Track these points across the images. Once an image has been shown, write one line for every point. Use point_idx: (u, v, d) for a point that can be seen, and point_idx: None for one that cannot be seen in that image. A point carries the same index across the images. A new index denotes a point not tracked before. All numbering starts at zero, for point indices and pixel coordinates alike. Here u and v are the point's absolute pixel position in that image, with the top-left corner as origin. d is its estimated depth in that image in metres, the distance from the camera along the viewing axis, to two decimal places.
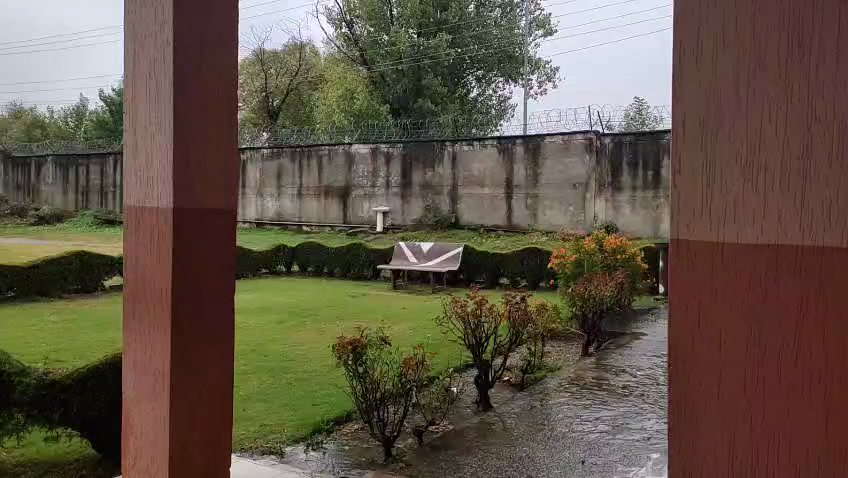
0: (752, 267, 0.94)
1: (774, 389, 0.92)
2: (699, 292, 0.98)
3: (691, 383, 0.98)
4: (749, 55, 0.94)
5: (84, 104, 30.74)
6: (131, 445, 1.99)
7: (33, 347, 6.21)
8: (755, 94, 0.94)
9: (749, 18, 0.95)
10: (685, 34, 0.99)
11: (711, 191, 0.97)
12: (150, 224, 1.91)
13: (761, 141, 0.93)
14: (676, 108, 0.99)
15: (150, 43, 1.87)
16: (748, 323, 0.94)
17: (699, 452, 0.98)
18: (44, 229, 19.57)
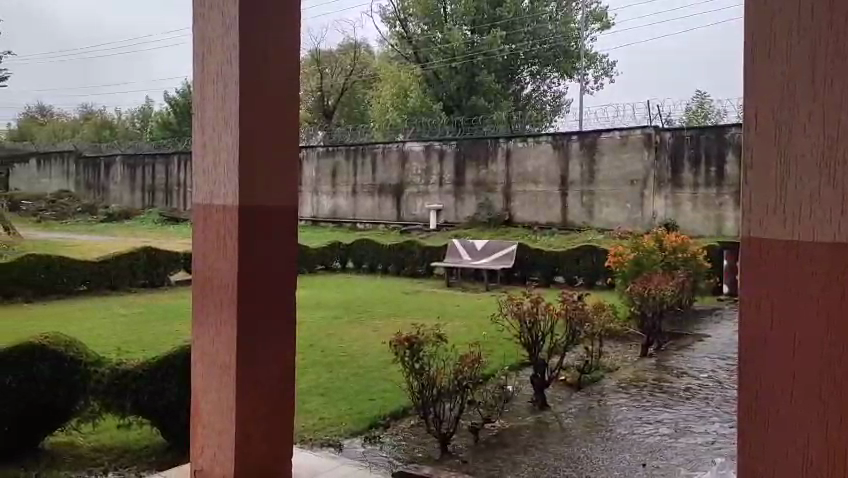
0: (815, 253, 1.34)
1: (828, 337, 1.32)
2: (772, 269, 1.38)
3: (762, 336, 1.39)
4: (822, 101, 1.32)
5: (150, 106, 32.02)
6: (201, 413, 2.29)
7: (105, 338, 6.54)
8: (825, 128, 1.32)
9: (821, 72, 1.32)
10: (769, 79, 1.37)
11: (788, 197, 1.36)
12: (219, 217, 2.20)
13: (832, 160, 1.31)
14: (762, 137, 1.38)
15: (218, 51, 2.16)
16: (812, 294, 1.34)
17: (765, 387, 1.38)
18: (114, 226, 20.53)
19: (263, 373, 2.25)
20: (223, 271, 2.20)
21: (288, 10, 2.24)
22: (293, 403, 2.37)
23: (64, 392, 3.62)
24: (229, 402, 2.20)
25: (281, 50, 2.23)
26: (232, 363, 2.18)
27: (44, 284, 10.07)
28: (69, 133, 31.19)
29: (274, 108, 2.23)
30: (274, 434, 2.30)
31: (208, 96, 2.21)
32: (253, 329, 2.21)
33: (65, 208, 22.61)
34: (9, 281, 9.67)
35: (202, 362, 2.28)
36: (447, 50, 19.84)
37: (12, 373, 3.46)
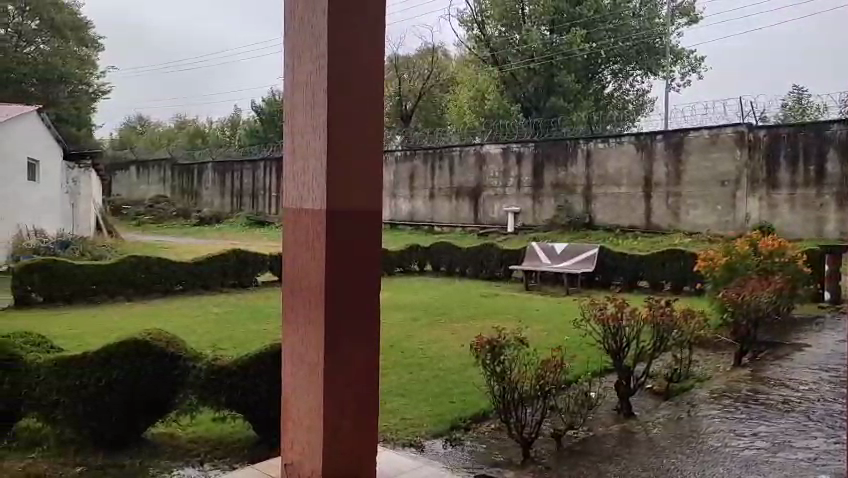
0: None
1: None
2: None
3: None
4: None
5: (238, 114, 33.48)
6: (291, 409, 2.40)
7: (199, 335, 6.91)
8: None
9: None
10: None
11: None
12: (306, 221, 2.29)
13: None
14: None
15: (307, 59, 2.25)
16: None
17: None
18: (205, 229, 21.64)
19: (350, 372, 2.31)
20: (311, 272, 2.28)
21: (373, 16, 2.30)
22: (378, 402, 2.42)
23: (166, 385, 3.86)
24: (315, 400, 2.27)
25: (366, 55, 2.29)
26: (320, 362, 2.25)
27: (144, 284, 10.74)
28: (166, 142, 33.22)
29: (361, 112, 2.30)
30: (359, 434, 2.36)
31: (298, 103, 2.31)
32: (343, 329, 2.28)
33: (161, 212, 24.09)
34: (113, 281, 10.38)
35: (293, 361, 2.38)
36: (525, 51, 19.49)
37: (120, 366, 3.73)
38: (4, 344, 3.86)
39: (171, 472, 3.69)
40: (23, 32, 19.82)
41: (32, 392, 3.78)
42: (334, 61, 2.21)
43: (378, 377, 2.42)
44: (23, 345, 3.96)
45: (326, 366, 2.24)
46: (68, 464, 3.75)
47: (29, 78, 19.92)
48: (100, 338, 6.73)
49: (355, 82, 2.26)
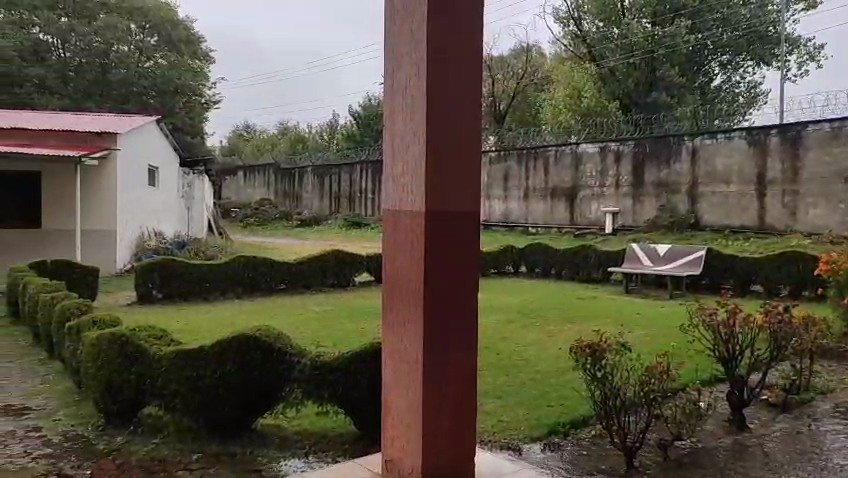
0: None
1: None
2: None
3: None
4: None
5: (336, 119, 34.54)
6: (392, 406, 2.45)
7: (302, 332, 7.21)
8: None
9: None
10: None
11: None
12: (405, 223, 2.33)
13: None
14: None
15: (406, 62, 2.30)
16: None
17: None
18: (306, 230, 22.53)
19: (449, 371, 2.32)
20: (410, 272, 2.32)
21: (474, 16, 2.30)
22: (476, 403, 2.41)
23: (273, 379, 4.06)
24: (415, 401, 2.31)
25: (462, 58, 2.29)
26: (419, 362, 2.29)
27: (250, 282, 11.31)
28: (269, 148, 34.83)
29: (460, 112, 2.30)
30: (458, 436, 2.37)
31: (397, 108, 2.36)
32: (441, 330, 2.30)
33: (265, 214, 25.30)
34: (223, 279, 11.01)
35: (392, 358, 2.44)
36: (624, 45, 18.76)
37: (232, 360, 3.97)
38: (129, 336, 4.19)
39: (279, 462, 3.87)
40: (144, 48, 21.92)
41: (155, 382, 4.09)
42: (433, 65, 2.23)
43: (477, 380, 2.41)
44: (147, 338, 4.28)
45: (425, 369, 2.27)
46: (186, 450, 4.02)
47: (146, 93, 21.56)
48: (213, 333, 7.14)
49: (452, 85, 2.27)
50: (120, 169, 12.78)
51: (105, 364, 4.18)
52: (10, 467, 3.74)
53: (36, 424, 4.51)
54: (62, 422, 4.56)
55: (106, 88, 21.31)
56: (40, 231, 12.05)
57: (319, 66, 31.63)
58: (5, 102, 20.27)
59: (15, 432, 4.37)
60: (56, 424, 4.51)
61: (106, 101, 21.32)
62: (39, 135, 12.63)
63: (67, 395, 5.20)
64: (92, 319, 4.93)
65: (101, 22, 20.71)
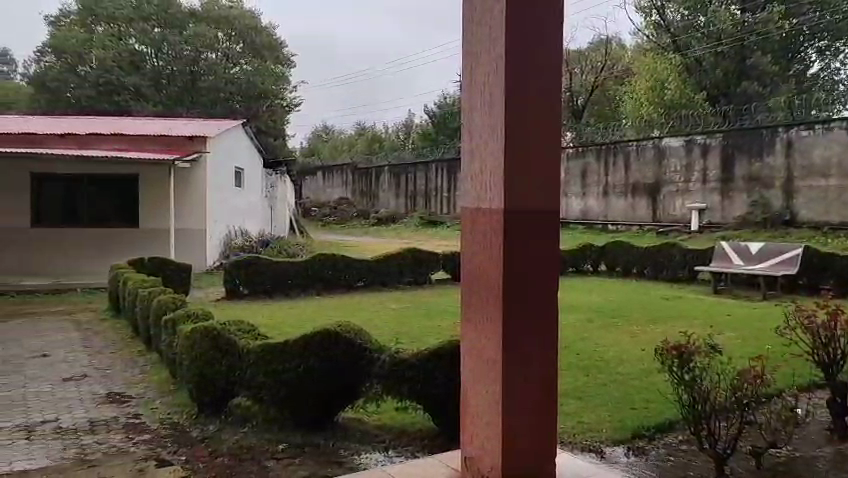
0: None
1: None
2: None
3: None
4: None
5: (411, 118, 34.80)
6: (471, 406, 2.46)
7: (380, 329, 7.34)
8: None
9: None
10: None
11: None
12: (483, 222, 2.34)
13: None
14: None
15: (485, 59, 2.29)
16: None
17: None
18: (383, 229, 22.89)
19: (529, 371, 2.30)
20: (490, 272, 2.31)
21: (554, 11, 2.26)
22: (557, 404, 2.38)
23: (354, 374, 4.17)
24: (493, 400, 2.31)
25: (541, 55, 2.26)
26: (498, 362, 2.28)
27: (330, 280, 11.61)
28: (347, 148, 35.52)
29: (539, 110, 2.28)
30: (537, 439, 2.34)
31: (476, 107, 2.36)
32: (522, 326, 2.28)
33: (344, 214, 25.95)
34: (305, 276, 11.36)
35: (471, 356, 2.44)
36: (712, 33, 17.87)
37: (315, 355, 4.10)
38: (220, 331, 4.40)
39: (361, 455, 3.97)
40: (231, 55, 22.94)
41: (244, 374, 4.28)
42: (512, 62, 2.22)
43: (557, 382, 2.37)
44: (236, 333, 4.49)
45: (504, 369, 2.26)
46: (273, 440, 4.19)
47: (232, 98, 22.52)
48: (296, 328, 7.39)
49: (531, 82, 2.24)
50: (210, 171, 13.45)
51: (198, 357, 4.40)
52: (114, 451, 4.02)
53: (137, 412, 4.82)
54: (160, 410, 4.85)
55: (195, 94, 22.45)
56: (141, 230, 12.89)
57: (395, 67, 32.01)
58: (107, 110, 21.80)
59: (119, 418, 4.68)
60: (155, 412, 4.81)
61: (195, 107, 22.46)
62: (138, 140, 13.49)
63: (164, 383, 5.53)
64: (187, 313, 5.22)
65: (191, 32, 22.13)
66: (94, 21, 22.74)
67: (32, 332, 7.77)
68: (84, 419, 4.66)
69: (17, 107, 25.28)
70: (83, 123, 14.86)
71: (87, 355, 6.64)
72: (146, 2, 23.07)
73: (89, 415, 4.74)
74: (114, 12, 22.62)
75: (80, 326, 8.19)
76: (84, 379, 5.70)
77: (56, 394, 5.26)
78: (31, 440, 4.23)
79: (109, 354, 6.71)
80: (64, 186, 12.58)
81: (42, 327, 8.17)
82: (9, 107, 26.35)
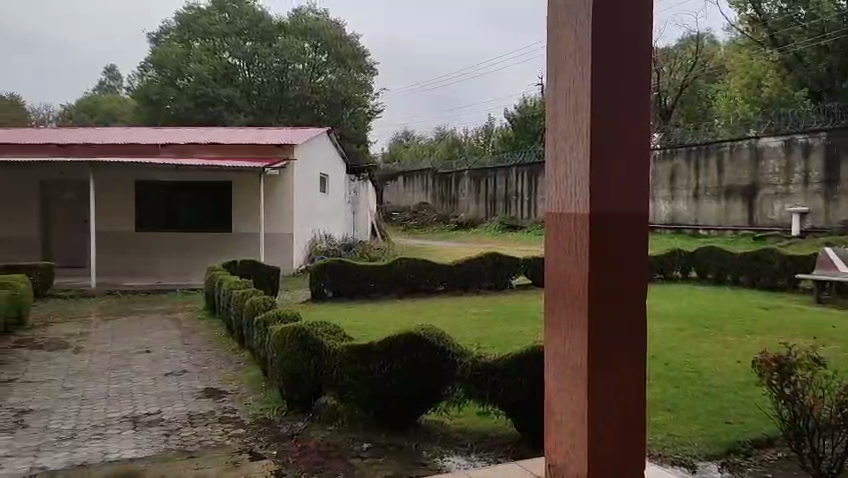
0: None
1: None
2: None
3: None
4: None
5: (491, 122, 34.63)
6: (555, 410, 2.43)
7: (461, 333, 7.38)
8: None
9: None
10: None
11: None
12: (567, 225, 2.31)
13: None
14: None
15: (571, 62, 2.27)
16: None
17: None
18: (464, 234, 22.99)
19: (616, 376, 2.25)
20: (575, 274, 2.28)
21: (642, 10, 2.23)
22: (645, 411, 2.31)
23: (437, 376, 4.22)
24: (578, 404, 2.27)
25: (629, 57, 2.22)
26: (583, 366, 2.25)
27: (411, 283, 11.76)
28: (427, 152, 35.82)
29: (626, 110, 2.23)
30: (624, 447, 2.28)
31: (560, 112, 2.34)
32: (608, 330, 2.24)
33: (424, 218, 26.26)
34: (388, 279, 11.58)
35: (556, 360, 2.41)
36: (815, 26, 16.69)
37: (398, 357, 4.18)
38: (308, 331, 4.57)
39: (443, 458, 4.00)
40: (317, 65, 23.68)
41: (330, 373, 4.43)
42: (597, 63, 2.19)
43: (645, 390, 2.31)
44: (323, 333, 4.64)
45: (590, 374, 2.23)
46: (358, 439, 4.30)
47: (317, 107, 23.27)
48: (379, 331, 7.55)
49: (618, 85, 2.21)
50: (297, 178, 13.98)
51: (288, 355, 4.59)
52: (212, 444, 4.25)
53: (232, 407, 5.08)
54: (252, 406, 5.09)
55: (283, 104, 23.30)
56: (233, 233, 13.53)
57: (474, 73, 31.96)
58: (203, 121, 23.08)
59: (216, 412, 4.96)
60: (248, 408, 5.05)
61: (284, 116, 23.38)
62: (231, 149, 14.20)
63: (256, 381, 5.80)
64: (277, 314, 5.44)
65: (280, 45, 23.34)
66: (191, 37, 24.36)
67: (137, 329, 8.33)
68: (184, 412, 4.95)
69: (123, 119, 27.20)
70: (181, 134, 15.80)
71: (186, 352, 7.06)
72: (238, 17, 24.54)
73: (188, 409, 5.04)
74: (209, 28, 24.19)
75: (179, 325, 8.71)
76: (184, 374, 6.08)
77: (160, 388, 5.62)
78: (137, 430, 4.54)
79: (206, 351, 7.10)
80: (165, 191, 13.42)
81: (145, 324, 8.75)
82: (116, 120, 28.38)
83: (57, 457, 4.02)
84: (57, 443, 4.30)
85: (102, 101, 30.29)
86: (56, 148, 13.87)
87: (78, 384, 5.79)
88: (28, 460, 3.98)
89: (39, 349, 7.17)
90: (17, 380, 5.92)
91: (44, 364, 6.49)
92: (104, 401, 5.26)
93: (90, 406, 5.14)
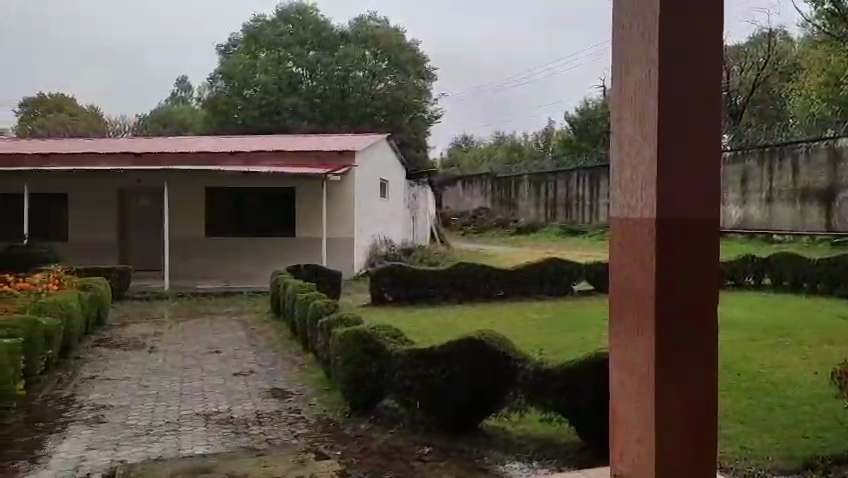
0: None
1: None
2: None
3: None
4: None
5: (551, 126, 34.21)
6: (619, 418, 2.37)
7: (523, 338, 7.33)
8: None
9: None
10: None
11: None
12: (633, 231, 2.26)
13: None
14: None
15: (637, 64, 2.23)
16: None
17: None
18: (524, 239, 22.79)
19: (685, 382, 2.17)
20: (640, 278, 2.23)
21: (711, 12, 2.16)
22: (715, 421, 2.22)
23: (499, 381, 4.20)
24: (644, 412, 2.21)
25: (700, 58, 2.16)
26: (649, 373, 2.19)
27: (471, 288, 11.75)
28: (486, 157, 35.66)
29: (694, 113, 2.18)
30: (691, 460, 2.19)
31: (627, 115, 2.29)
32: (676, 339, 2.17)
33: (483, 223, 26.16)
34: (447, 283, 11.60)
35: (620, 368, 2.35)
36: None
37: (459, 361, 4.20)
38: (370, 334, 4.66)
39: (505, 464, 3.98)
40: (377, 72, 24.03)
41: (392, 376, 4.49)
42: (666, 68, 2.15)
43: (715, 400, 2.22)
44: (385, 336, 4.71)
45: (656, 381, 2.17)
46: (420, 442, 4.32)
47: (377, 114, 23.56)
48: (439, 335, 7.57)
49: (686, 88, 2.15)
50: (358, 184, 14.23)
51: (350, 357, 4.69)
52: (278, 442, 4.38)
53: (297, 407, 5.22)
54: (316, 406, 5.20)
55: (344, 111, 23.70)
56: (297, 238, 13.88)
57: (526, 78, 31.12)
58: (267, 129, 23.73)
59: (282, 412, 5.11)
60: (313, 408, 5.17)
61: (344, 123, 23.80)
62: (295, 156, 14.60)
63: (320, 382, 5.93)
64: (340, 317, 5.54)
65: (342, 53, 23.90)
66: (257, 48, 25.26)
67: (206, 330, 8.67)
68: (252, 411, 5.12)
69: (193, 128, 28.37)
70: (248, 142, 16.36)
71: (253, 353, 7.29)
72: (302, 28, 25.29)
73: (255, 408, 5.21)
74: (274, 39, 25.05)
75: (246, 327, 9.01)
76: (252, 374, 6.29)
77: (229, 387, 5.84)
78: (208, 427, 4.73)
79: (272, 353, 7.32)
80: (233, 198, 13.93)
81: (215, 326, 9.09)
82: (186, 130, 29.65)
83: (135, 451, 4.24)
84: (135, 437, 4.53)
85: (173, 112, 31.71)
86: (132, 157, 14.62)
87: (153, 381, 6.07)
88: (109, 453, 4.22)
89: (118, 348, 7.56)
90: (98, 376, 6.27)
91: (122, 362, 6.83)
92: (177, 399, 5.49)
93: (165, 403, 5.39)
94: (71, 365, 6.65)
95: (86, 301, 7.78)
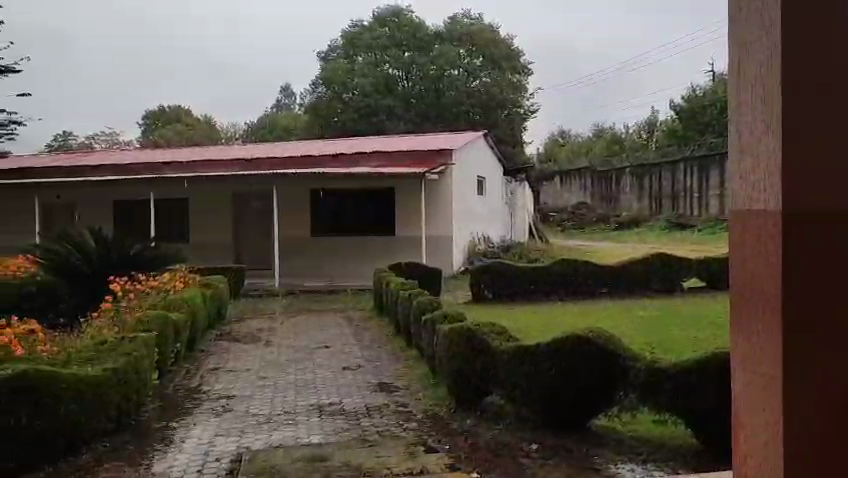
0: None
1: None
2: None
3: None
4: None
5: (655, 115, 32.71)
6: (741, 440, 1.94)
7: (629, 337, 7.10)
8: None
9: None
10: None
11: None
12: (755, 227, 1.84)
13: None
14: None
15: (758, 28, 1.82)
16: None
17: None
18: (627, 235, 22.00)
19: (822, 406, 1.76)
20: (764, 278, 1.80)
21: None
22: None
23: (609, 378, 4.10)
24: (772, 437, 1.80)
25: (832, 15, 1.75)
26: (776, 392, 1.77)
27: (573, 285, 11.52)
28: (585, 150, 34.63)
29: (830, 77, 1.75)
30: None
31: (746, 91, 1.87)
32: (809, 353, 1.74)
33: (583, 218, 26.78)
34: (547, 281, 11.43)
35: (740, 384, 1.93)
36: None
37: (568, 357, 4.12)
38: (475, 330, 4.69)
39: (617, 465, 3.89)
40: (471, 69, 24.06)
41: (498, 372, 4.49)
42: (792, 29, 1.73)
43: None
44: (490, 333, 4.72)
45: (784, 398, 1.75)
46: (527, 438, 4.31)
47: (472, 111, 23.54)
48: (542, 333, 7.48)
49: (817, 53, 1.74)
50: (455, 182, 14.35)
51: (456, 354, 4.75)
52: (388, 434, 4.51)
53: (404, 401, 5.36)
54: (423, 401, 5.31)
55: (440, 110, 23.80)
56: (397, 237, 14.16)
57: (622, 67, 29.98)
58: (365, 130, 24.26)
59: (390, 405, 5.26)
60: (419, 402, 5.29)
61: (439, 121, 23.78)
62: (393, 156, 14.90)
63: (424, 377, 6.04)
64: (444, 314, 5.60)
65: (436, 52, 24.17)
66: (355, 53, 25.95)
67: (315, 326, 9.08)
68: (362, 404, 5.31)
69: (296, 133, 29.62)
70: (348, 144, 16.87)
71: (360, 348, 7.56)
72: (398, 30, 25.77)
73: (365, 400, 5.40)
74: (371, 43, 25.61)
75: (352, 323, 9.32)
76: (359, 369, 6.51)
77: (339, 380, 6.09)
78: (322, 418, 4.95)
79: (378, 348, 7.55)
80: (335, 199, 14.43)
81: (322, 322, 9.48)
82: (289, 134, 30.98)
83: (257, 439, 4.51)
84: (257, 426, 4.82)
85: (278, 118, 33.28)
86: (243, 163, 15.52)
87: (270, 374, 6.44)
88: (235, 440, 4.51)
89: (237, 342, 8.09)
90: (222, 368, 6.74)
91: (241, 355, 7.30)
92: (293, 390, 5.79)
93: (282, 394, 5.70)
94: (197, 357, 7.19)
95: (208, 298, 8.36)
